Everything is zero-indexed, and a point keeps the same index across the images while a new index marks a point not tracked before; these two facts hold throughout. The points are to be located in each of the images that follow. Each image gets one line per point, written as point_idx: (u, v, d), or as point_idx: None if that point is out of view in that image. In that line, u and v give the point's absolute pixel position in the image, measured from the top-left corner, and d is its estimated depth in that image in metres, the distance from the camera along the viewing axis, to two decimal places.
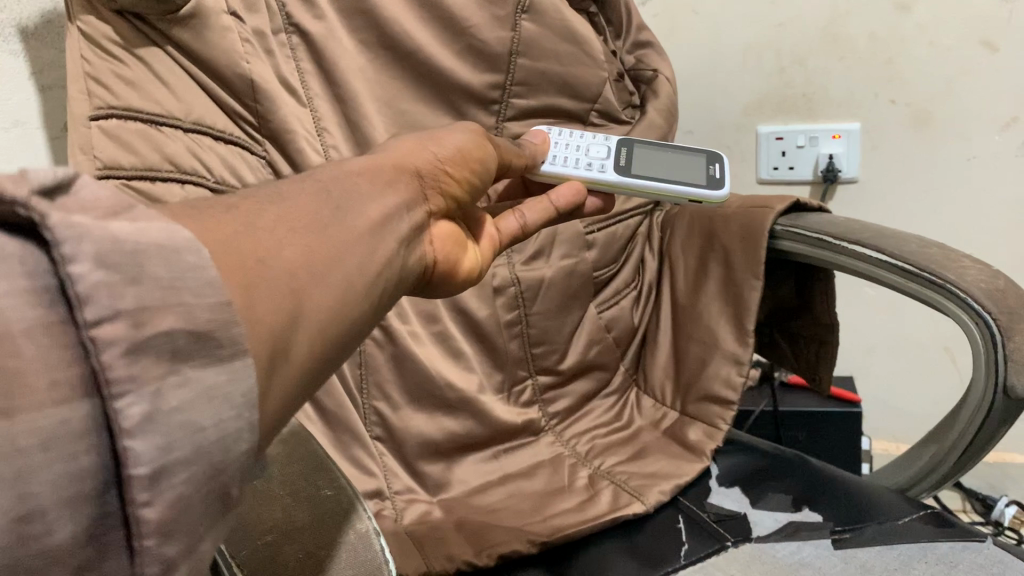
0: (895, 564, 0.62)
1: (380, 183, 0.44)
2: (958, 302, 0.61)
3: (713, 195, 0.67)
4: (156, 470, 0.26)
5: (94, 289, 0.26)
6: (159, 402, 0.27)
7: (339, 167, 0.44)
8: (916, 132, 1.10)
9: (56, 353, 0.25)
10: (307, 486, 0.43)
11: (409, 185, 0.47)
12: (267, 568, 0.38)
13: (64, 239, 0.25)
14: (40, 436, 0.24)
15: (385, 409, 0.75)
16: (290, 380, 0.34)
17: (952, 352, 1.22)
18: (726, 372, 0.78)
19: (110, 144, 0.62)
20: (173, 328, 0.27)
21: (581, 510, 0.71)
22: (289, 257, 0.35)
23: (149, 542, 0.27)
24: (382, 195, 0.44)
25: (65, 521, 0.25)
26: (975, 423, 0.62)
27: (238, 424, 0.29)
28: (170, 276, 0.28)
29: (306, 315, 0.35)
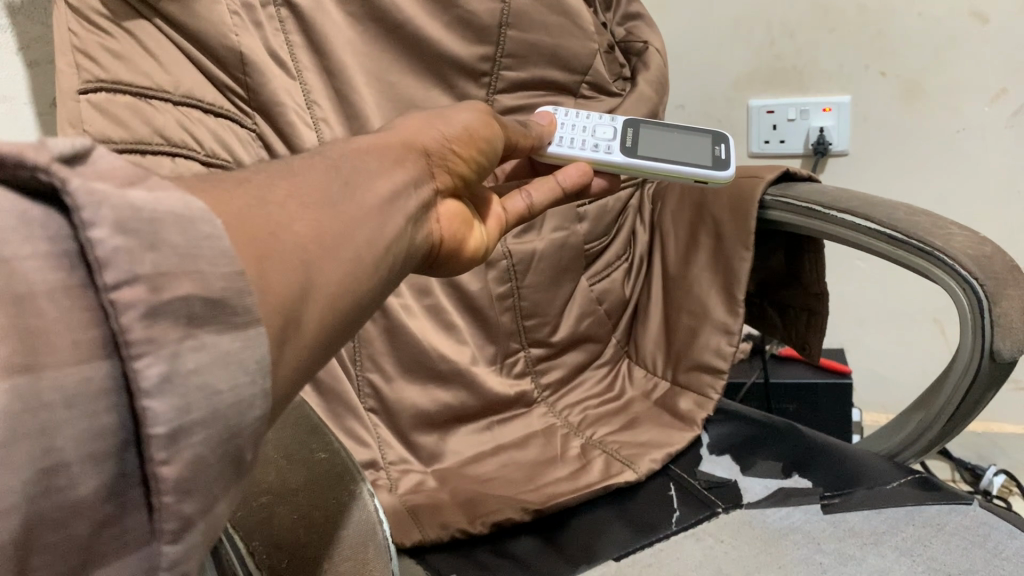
0: (882, 527, 0.63)
1: (387, 161, 0.44)
2: (945, 268, 0.61)
3: (718, 176, 0.67)
4: (174, 430, 0.26)
5: (114, 253, 0.25)
6: (177, 365, 0.26)
7: (345, 145, 0.44)
8: (905, 104, 1.10)
9: (76, 315, 0.25)
10: (301, 449, 0.43)
11: (415, 164, 0.47)
12: (264, 530, 0.39)
13: (82, 204, 0.25)
14: (63, 392, 0.24)
15: (378, 381, 0.75)
16: (302, 354, 0.34)
17: (941, 323, 1.22)
18: (716, 342, 0.79)
19: (100, 118, 0.61)
20: (190, 294, 0.27)
21: (574, 479, 0.72)
22: (300, 231, 0.35)
23: (168, 500, 0.26)
24: (390, 173, 0.44)
25: (88, 473, 0.25)
26: (962, 388, 0.63)
27: (252, 391, 0.29)
28: (186, 245, 0.28)
29: (317, 288, 0.35)
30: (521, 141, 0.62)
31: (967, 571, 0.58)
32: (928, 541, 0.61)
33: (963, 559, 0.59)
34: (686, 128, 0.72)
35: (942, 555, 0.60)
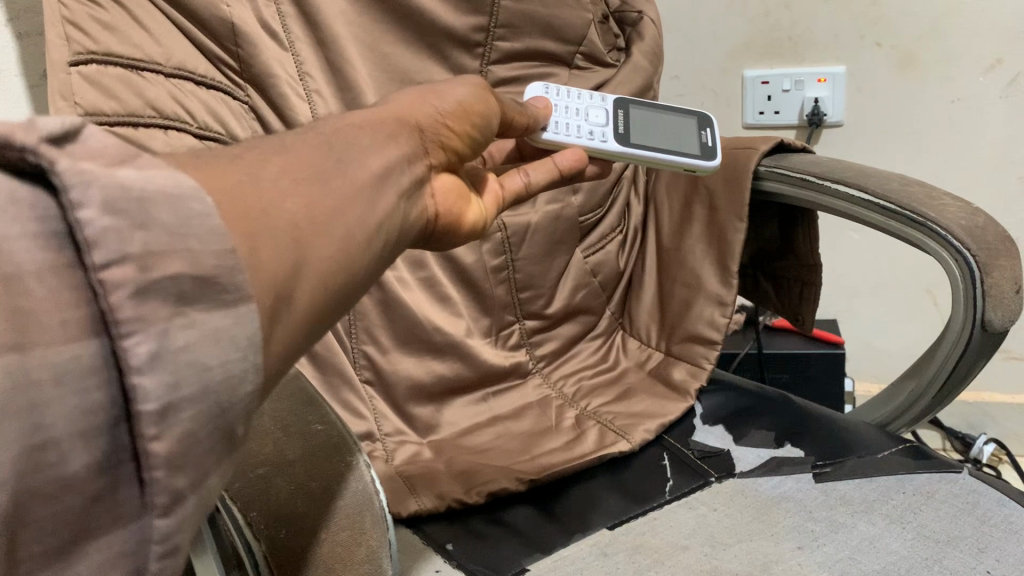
0: (873, 495, 0.64)
1: (382, 136, 0.44)
2: (936, 238, 0.62)
3: (706, 166, 0.71)
4: (164, 407, 0.26)
5: (103, 233, 0.25)
6: (167, 343, 0.26)
7: (339, 121, 0.44)
8: (900, 73, 1.10)
9: (67, 294, 0.25)
10: (297, 420, 0.43)
11: (410, 139, 0.47)
12: (262, 502, 0.40)
13: (70, 184, 0.25)
14: (53, 371, 0.24)
15: (373, 352, 0.75)
16: (297, 329, 0.34)
17: (933, 294, 1.23)
18: (710, 313, 0.79)
19: (91, 90, 0.61)
20: (180, 272, 0.27)
21: (568, 449, 0.73)
22: (293, 207, 0.34)
23: (158, 474, 0.27)
24: (385, 149, 0.44)
25: (78, 449, 0.25)
26: (952, 358, 0.63)
27: (244, 365, 0.29)
28: (175, 223, 0.27)
29: (310, 264, 0.34)
30: (516, 119, 0.61)
31: (957, 537, 0.59)
32: (918, 509, 0.62)
33: (953, 525, 0.60)
34: (670, 110, 0.74)
35: (932, 522, 0.60)
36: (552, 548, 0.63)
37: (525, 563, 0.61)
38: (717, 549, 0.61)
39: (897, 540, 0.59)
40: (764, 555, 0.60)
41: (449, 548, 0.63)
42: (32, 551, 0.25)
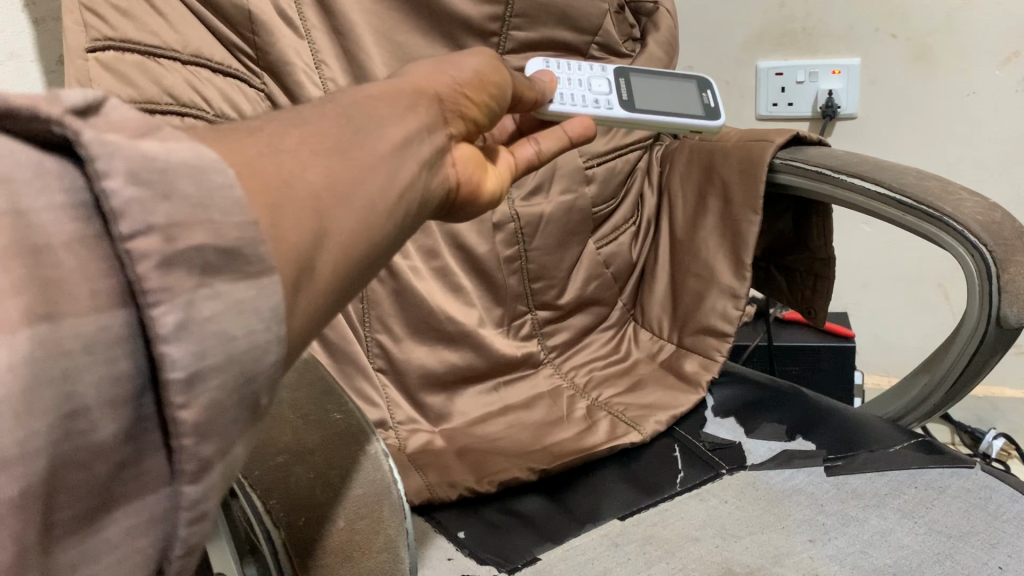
0: (884, 489, 0.64)
1: (398, 105, 0.44)
2: (953, 233, 0.61)
3: (711, 125, 0.72)
4: (191, 375, 0.26)
5: (128, 204, 0.25)
6: (193, 312, 0.26)
7: (356, 92, 0.43)
8: (914, 65, 1.09)
9: (94, 265, 0.25)
10: (316, 409, 0.42)
11: (427, 108, 0.46)
12: (282, 489, 0.39)
13: (96, 154, 0.24)
14: (82, 340, 0.24)
15: (386, 341, 0.75)
16: (321, 297, 0.34)
17: (945, 288, 1.23)
18: (723, 305, 0.79)
19: (108, 76, 0.62)
20: (204, 243, 0.26)
21: (579, 440, 0.73)
22: (314, 178, 0.34)
23: (186, 442, 0.26)
24: (401, 119, 0.43)
25: (106, 419, 0.24)
26: (967, 353, 0.63)
27: (268, 336, 0.28)
28: (199, 194, 0.27)
29: (331, 236, 0.34)
30: (527, 92, 0.60)
31: (969, 532, 0.59)
32: (930, 503, 0.62)
33: (964, 520, 0.60)
34: (669, 77, 0.75)
35: (944, 517, 0.61)
36: (564, 538, 0.63)
37: (536, 552, 0.62)
38: (728, 541, 0.61)
39: (909, 535, 0.59)
40: (775, 547, 0.60)
41: (461, 536, 0.64)
42: (64, 516, 0.24)
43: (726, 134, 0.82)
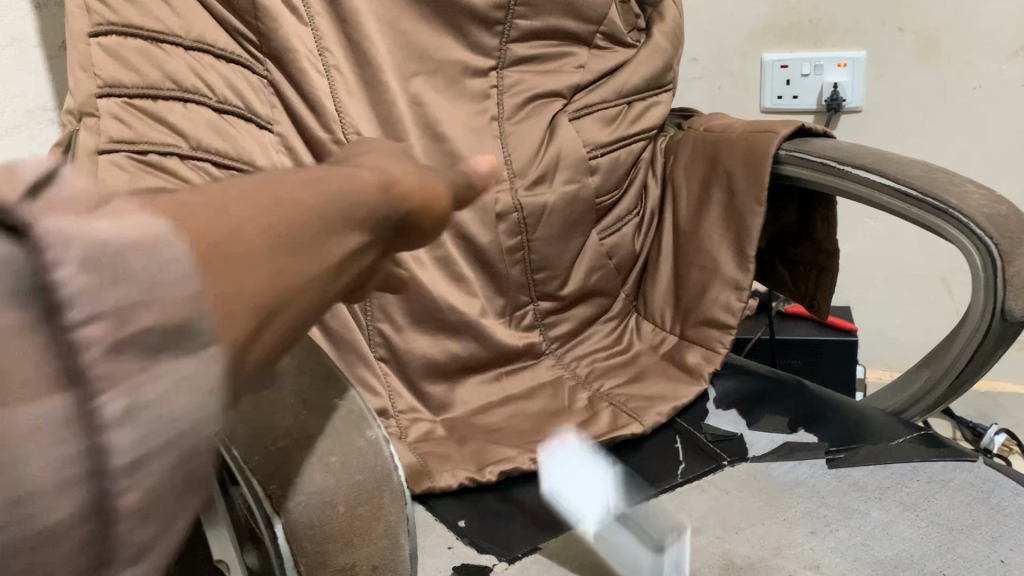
0: (887, 481, 0.64)
1: (383, 194, 0.38)
2: (959, 226, 0.61)
3: None
4: (136, 458, 0.26)
5: (79, 293, 0.25)
6: (137, 398, 0.26)
7: (338, 169, 0.38)
8: (920, 59, 1.09)
9: (33, 356, 0.24)
10: (316, 393, 0.40)
11: (407, 201, 0.40)
12: (280, 476, 0.37)
13: (49, 244, 0.25)
14: (32, 426, 0.24)
15: (388, 330, 0.75)
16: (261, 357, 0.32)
17: (948, 283, 1.23)
18: (725, 298, 0.79)
19: (110, 60, 0.64)
20: (153, 323, 0.26)
21: (581, 430, 0.73)
22: (275, 227, 0.32)
23: (125, 526, 0.26)
24: (379, 212, 0.38)
25: (59, 504, 0.24)
26: (971, 346, 0.63)
27: (207, 411, 0.28)
28: (146, 277, 0.27)
29: (286, 291, 0.32)
30: None
31: (971, 525, 0.59)
32: (932, 496, 0.62)
33: (965, 514, 0.60)
34: None
35: (946, 510, 0.60)
36: (563, 528, 0.63)
37: (537, 542, 0.62)
38: (728, 532, 0.61)
39: (911, 528, 0.59)
40: (776, 539, 0.60)
41: (461, 525, 0.64)
42: None
43: (731, 124, 0.81)
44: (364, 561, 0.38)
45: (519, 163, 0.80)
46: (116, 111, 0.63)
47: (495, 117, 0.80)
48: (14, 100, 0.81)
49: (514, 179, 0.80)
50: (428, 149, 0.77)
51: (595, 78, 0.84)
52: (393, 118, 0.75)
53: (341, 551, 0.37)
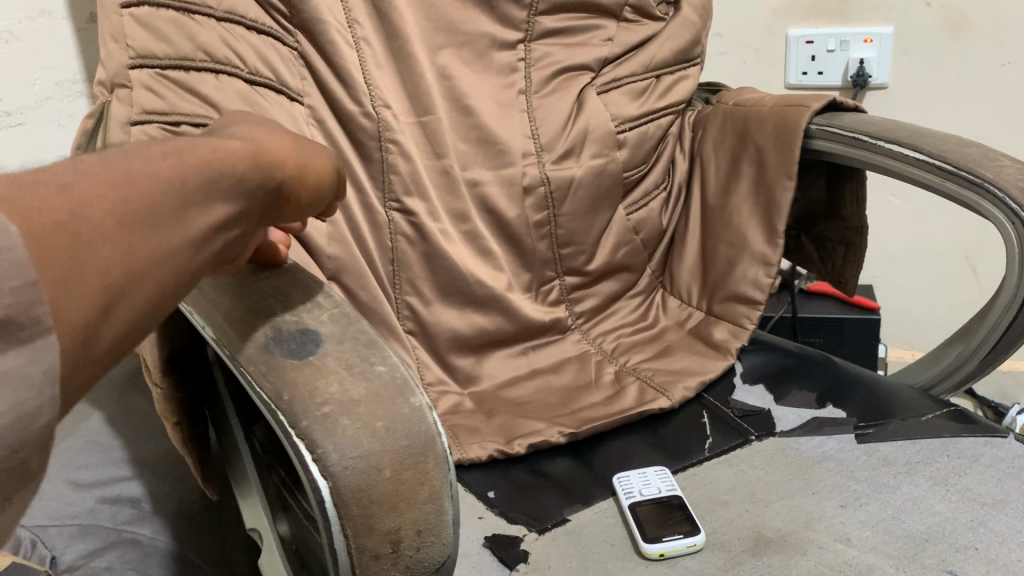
0: (916, 456, 0.64)
1: (249, 159, 0.40)
2: (993, 201, 0.61)
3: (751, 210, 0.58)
4: None
5: None
6: None
7: (201, 140, 0.40)
8: (949, 35, 1.08)
9: None
10: (287, 286, 0.45)
11: (277, 167, 0.42)
12: (244, 344, 0.41)
13: None
14: None
15: (416, 304, 0.75)
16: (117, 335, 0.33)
17: (972, 262, 1.22)
18: (754, 273, 0.79)
19: (143, 32, 0.64)
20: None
21: (608, 404, 0.74)
22: (125, 209, 0.33)
23: None
24: (246, 179, 0.40)
25: None
26: (1004, 323, 0.63)
27: (38, 402, 0.29)
28: None
29: (137, 271, 0.33)
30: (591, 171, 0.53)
31: (1003, 500, 0.59)
32: (963, 471, 0.62)
33: (998, 489, 0.60)
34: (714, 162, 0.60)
35: (977, 485, 0.60)
36: (592, 499, 0.64)
37: (566, 513, 0.63)
38: (758, 505, 0.61)
39: (941, 502, 0.59)
40: (805, 512, 0.60)
41: (490, 496, 0.65)
42: None
43: (761, 99, 0.80)
44: (408, 526, 0.37)
45: (547, 138, 0.79)
46: (148, 82, 0.63)
47: (523, 91, 0.79)
48: (44, 72, 0.82)
49: (541, 153, 0.79)
50: (455, 123, 0.77)
51: (622, 52, 0.83)
52: (420, 91, 0.75)
53: (360, 514, 0.36)
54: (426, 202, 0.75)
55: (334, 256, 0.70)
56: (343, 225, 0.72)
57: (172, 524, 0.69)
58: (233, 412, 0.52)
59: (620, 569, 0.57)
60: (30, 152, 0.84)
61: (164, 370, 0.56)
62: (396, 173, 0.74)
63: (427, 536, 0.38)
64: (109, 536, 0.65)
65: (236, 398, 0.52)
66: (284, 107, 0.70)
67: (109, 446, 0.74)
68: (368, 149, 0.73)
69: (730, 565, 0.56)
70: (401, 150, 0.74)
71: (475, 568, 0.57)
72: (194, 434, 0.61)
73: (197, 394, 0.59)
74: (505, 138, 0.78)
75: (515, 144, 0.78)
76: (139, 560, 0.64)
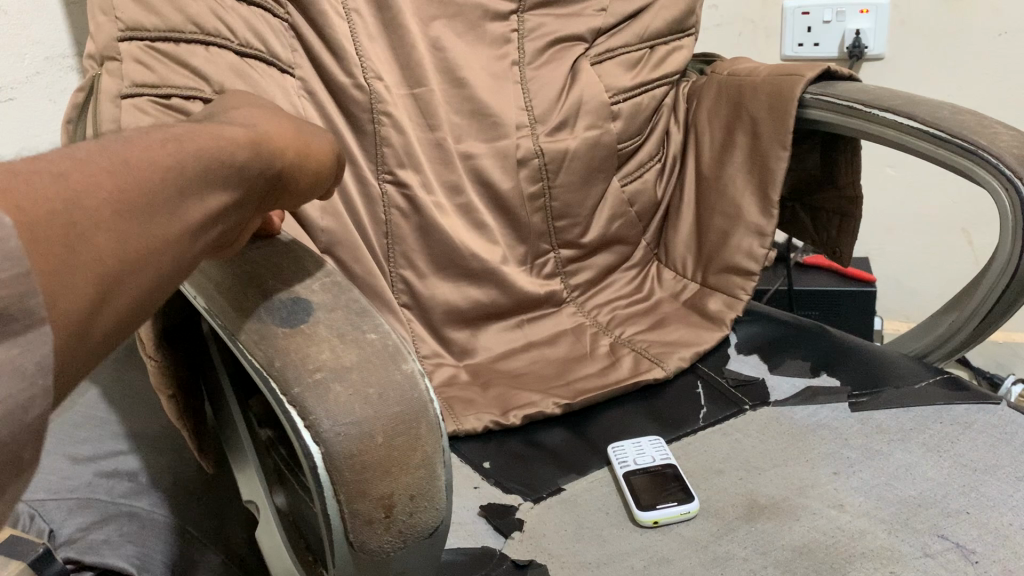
0: (910, 424, 0.64)
1: (251, 147, 0.40)
2: (988, 167, 0.60)
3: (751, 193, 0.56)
4: None
5: None
6: None
7: (203, 126, 0.39)
8: (946, 5, 1.07)
9: None
10: (279, 259, 0.44)
11: (277, 155, 0.41)
12: (236, 315, 0.41)
13: None
14: None
15: (411, 277, 0.75)
16: (113, 325, 0.32)
17: (969, 233, 1.22)
18: (749, 244, 0.79)
19: (132, 4, 0.63)
20: None
21: (603, 375, 0.74)
22: (119, 198, 0.32)
23: None
24: (247, 167, 0.39)
25: None
26: (996, 291, 0.63)
27: (31, 392, 0.28)
28: None
29: (132, 260, 0.32)
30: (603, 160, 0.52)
31: (996, 466, 0.59)
32: (956, 438, 0.62)
33: (990, 454, 0.60)
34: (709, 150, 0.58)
35: (970, 451, 0.61)
36: (587, 469, 0.64)
37: (561, 483, 0.63)
38: (752, 473, 0.62)
39: (934, 468, 0.60)
40: (800, 480, 0.61)
41: (486, 466, 0.65)
42: None
43: (755, 68, 0.80)
44: (402, 492, 0.37)
45: (540, 110, 0.79)
46: (138, 55, 0.63)
47: (516, 62, 0.79)
48: (33, 46, 0.82)
49: (535, 125, 0.79)
50: (448, 95, 0.76)
51: (616, 22, 0.83)
52: (413, 63, 0.75)
53: (353, 478, 0.36)
54: (420, 175, 0.75)
55: (327, 229, 0.70)
56: (336, 198, 0.71)
57: (166, 499, 0.68)
58: (227, 384, 0.52)
59: (614, 536, 0.57)
60: (22, 128, 0.84)
61: (158, 343, 0.56)
62: (389, 146, 0.74)
63: (420, 502, 0.38)
64: (107, 509, 0.64)
65: (232, 373, 0.52)
66: (276, 79, 0.69)
67: (106, 420, 0.75)
68: (361, 121, 0.73)
69: (723, 531, 0.56)
70: (394, 123, 0.73)
71: (470, 536, 0.58)
72: (191, 409, 0.61)
73: (193, 368, 0.59)
74: (498, 109, 0.77)
75: (508, 116, 0.78)
76: (136, 532, 0.62)
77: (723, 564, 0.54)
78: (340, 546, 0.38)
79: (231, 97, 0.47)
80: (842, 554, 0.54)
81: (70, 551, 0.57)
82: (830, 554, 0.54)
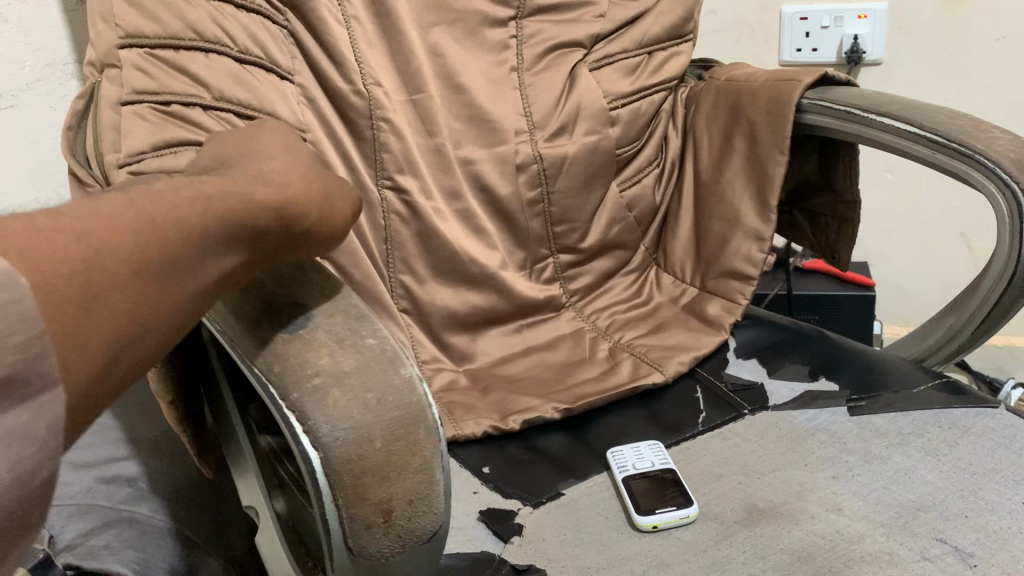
0: (908, 428, 0.65)
1: (279, 210, 0.39)
2: (985, 171, 0.61)
3: None
4: None
5: None
6: None
7: (236, 179, 0.39)
8: (943, 11, 1.07)
9: None
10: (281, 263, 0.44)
11: (306, 215, 0.40)
12: (237, 321, 0.41)
13: None
14: None
15: (410, 282, 0.75)
16: (120, 379, 0.34)
17: (967, 237, 1.22)
18: (747, 249, 0.79)
19: (133, 12, 0.64)
20: None
21: (602, 380, 0.74)
22: (135, 258, 0.33)
23: None
24: (270, 232, 0.39)
25: None
26: (994, 295, 0.63)
27: (40, 454, 0.30)
28: None
29: (141, 319, 0.34)
30: None
31: (993, 469, 0.59)
32: (955, 442, 0.62)
33: (987, 457, 0.60)
34: None
35: (968, 455, 0.61)
36: (587, 474, 0.65)
37: (560, 488, 0.63)
38: (751, 478, 0.62)
39: (931, 471, 0.60)
40: (799, 484, 0.61)
41: (485, 471, 0.65)
42: None
43: (754, 73, 0.80)
44: (400, 495, 0.37)
45: (539, 115, 0.79)
46: (138, 62, 0.63)
47: (515, 68, 0.79)
48: (34, 54, 0.82)
49: (534, 130, 0.79)
50: (446, 100, 0.77)
51: (615, 28, 0.83)
52: (412, 69, 0.75)
53: (350, 484, 0.36)
54: (418, 180, 0.75)
55: None
56: None
57: (165, 504, 0.68)
58: (225, 389, 0.51)
59: (613, 541, 0.57)
60: (24, 133, 0.84)
61: None
62: (388, 152, 0.74)
63: (419, 506, 0.38)
64: (107, 514, 0.64)
65: (231, 377, 0.52)
66: (275, 86, 0.69)
67: (106, 426, 0.75)
68: (360, 127, 0.73)
69: (722, 535, 0.57)
70: (393, 129, 0.74)
71: (470, 541, 0.58)
72: (191, 415, 0.61)
73: (195, 379, 0.59)
74: (497, 115, 0.77)
75: (508, 122, 0.78)
76: (137, 538, 0.62)
77: (722, 568, 0.54)
78: (339, 550, 0.38)
79: (255, 124, 0.47)
80: (840, 557, 0.54)
81: (70, 556, 0.57)
82: (828, 558, 0.54)
